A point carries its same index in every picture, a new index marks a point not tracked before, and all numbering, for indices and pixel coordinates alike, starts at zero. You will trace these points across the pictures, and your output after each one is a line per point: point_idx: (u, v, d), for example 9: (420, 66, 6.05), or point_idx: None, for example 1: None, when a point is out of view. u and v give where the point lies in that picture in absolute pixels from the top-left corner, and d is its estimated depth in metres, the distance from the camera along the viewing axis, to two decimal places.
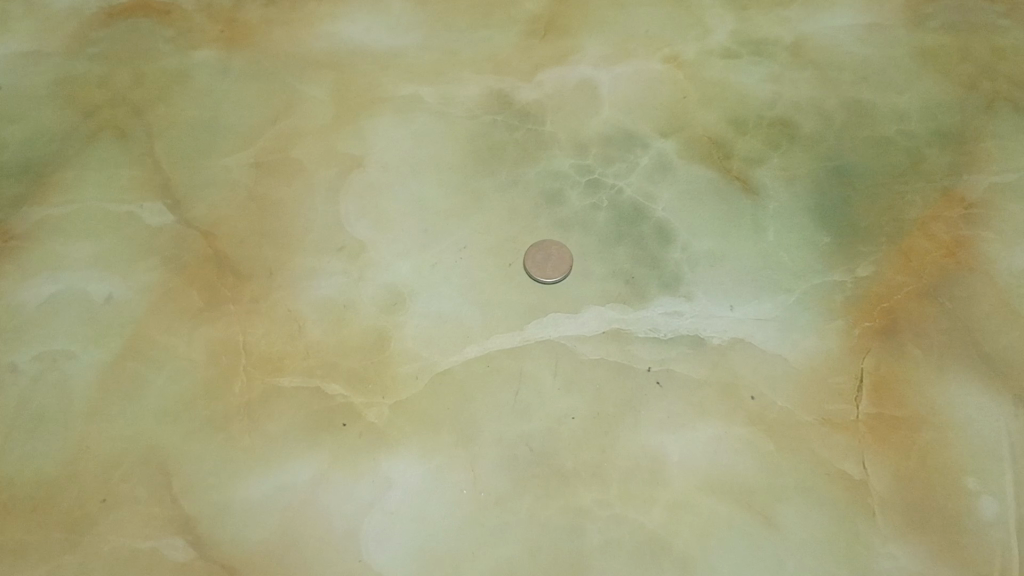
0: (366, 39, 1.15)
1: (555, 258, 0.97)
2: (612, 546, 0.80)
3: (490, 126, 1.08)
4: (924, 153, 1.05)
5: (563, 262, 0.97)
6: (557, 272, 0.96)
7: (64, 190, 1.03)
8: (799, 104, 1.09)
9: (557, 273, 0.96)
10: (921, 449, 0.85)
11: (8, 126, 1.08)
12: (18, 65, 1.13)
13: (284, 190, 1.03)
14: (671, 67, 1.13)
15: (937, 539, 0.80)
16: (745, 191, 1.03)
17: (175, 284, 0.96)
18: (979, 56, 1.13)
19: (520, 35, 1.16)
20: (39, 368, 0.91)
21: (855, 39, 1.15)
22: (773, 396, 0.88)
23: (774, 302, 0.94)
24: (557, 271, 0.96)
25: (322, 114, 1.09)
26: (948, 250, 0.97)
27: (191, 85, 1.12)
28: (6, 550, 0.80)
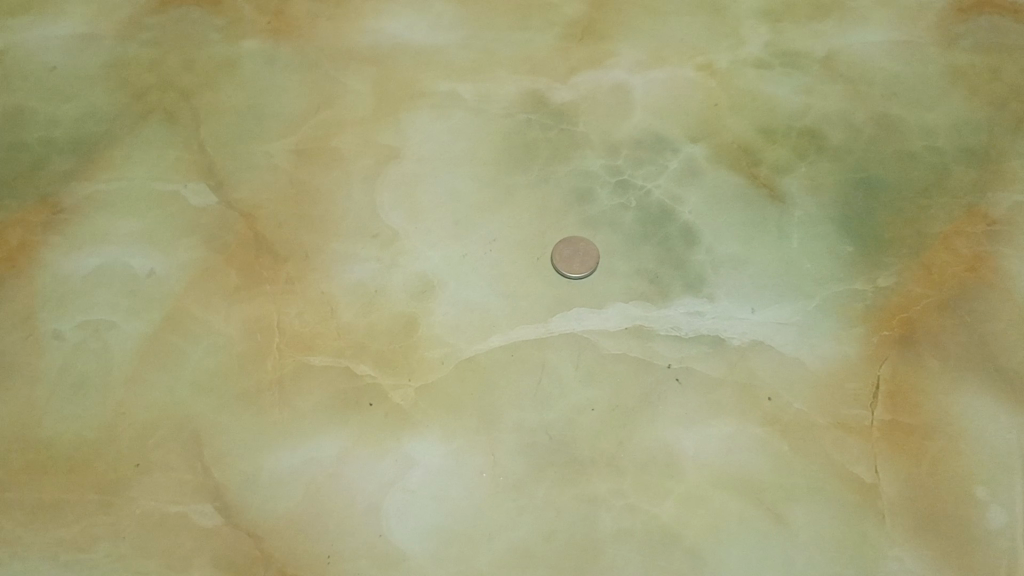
0: (407, 35, 1.18)
1: (581, 254, 1.00)
2: (625, 534, 0.83)
3: (524, 124, 1.10)
4: (950, 168, 1.06)
5: (589, 258, 0.99)
6: (583, 267, 0.98)
7: (112, 168, 1.07)
8: (829, 116, 1.11)
9: (585, 269, 0.98)
10: (932, 456, 0.86)
11: (61, 105, 1.12)
12: (72, 46, 1.17)
13: (322, 177, 1.06)
14: (704, 75, 1.15)
15: (943, 545, 0.82)
16: (771, 198, 1.04)
17: (213, 262, 0.99)
18: (1009, 77, 1.14)
19: (557, 38, 1.18)
20: (81, 336, 0.94)
21: (888, 55, 1.16)
22: (790, 399, 0.90)
23: (795, 307, 0.96)
24: (584, 266, 0.98)
25: (361, 106, 1.12)
26: (969, 265, 0.98)
27: (236, 72, 1.15)
28: (44, 508, 0.84)
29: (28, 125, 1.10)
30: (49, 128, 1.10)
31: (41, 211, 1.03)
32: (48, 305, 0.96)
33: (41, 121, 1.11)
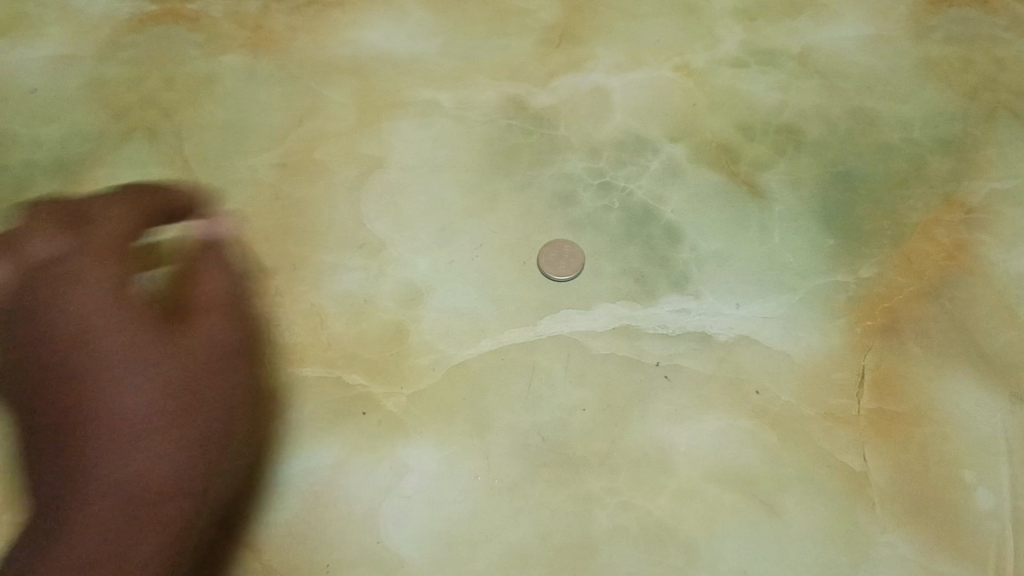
0: (384, 44, 1.06)
1: (568, 256, 0.93)
2: (620, 532, 0.79)
3: (505, 130, 1.00)
4: (926, 159, 0.97)
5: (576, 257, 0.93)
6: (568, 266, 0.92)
7: (90, 185, 0.99)
8: (804, 112, 1.01)
9: (572, 264, 0.92)
10: (920, 442, 0.82)
11: (40, 123, 1.03)
12: (16, 51, 1.07)
13: (304, 190, 0.98)
14: (683, 75, 1.03)
15: (932, 529, 0.78)
16: (752, 193, 0.95)
17: None
18: (983, 63, 1.04)
19: (536, 44, 1.05)
20: None
21: (864, 49, 1.05)
22: (777, 390, 0.85)
23: (778, 300, 0.89)
24: (569, 266, 0.92)
25: (343, 117, 1.02)
26: (950, 253, 0.91)
27: (185, 73, 1.05)
28: None
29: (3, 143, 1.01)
30: (29, 148, 1.01)
31: (19, 232, 0.96)
32: None
33: (18, 141, 1.01)
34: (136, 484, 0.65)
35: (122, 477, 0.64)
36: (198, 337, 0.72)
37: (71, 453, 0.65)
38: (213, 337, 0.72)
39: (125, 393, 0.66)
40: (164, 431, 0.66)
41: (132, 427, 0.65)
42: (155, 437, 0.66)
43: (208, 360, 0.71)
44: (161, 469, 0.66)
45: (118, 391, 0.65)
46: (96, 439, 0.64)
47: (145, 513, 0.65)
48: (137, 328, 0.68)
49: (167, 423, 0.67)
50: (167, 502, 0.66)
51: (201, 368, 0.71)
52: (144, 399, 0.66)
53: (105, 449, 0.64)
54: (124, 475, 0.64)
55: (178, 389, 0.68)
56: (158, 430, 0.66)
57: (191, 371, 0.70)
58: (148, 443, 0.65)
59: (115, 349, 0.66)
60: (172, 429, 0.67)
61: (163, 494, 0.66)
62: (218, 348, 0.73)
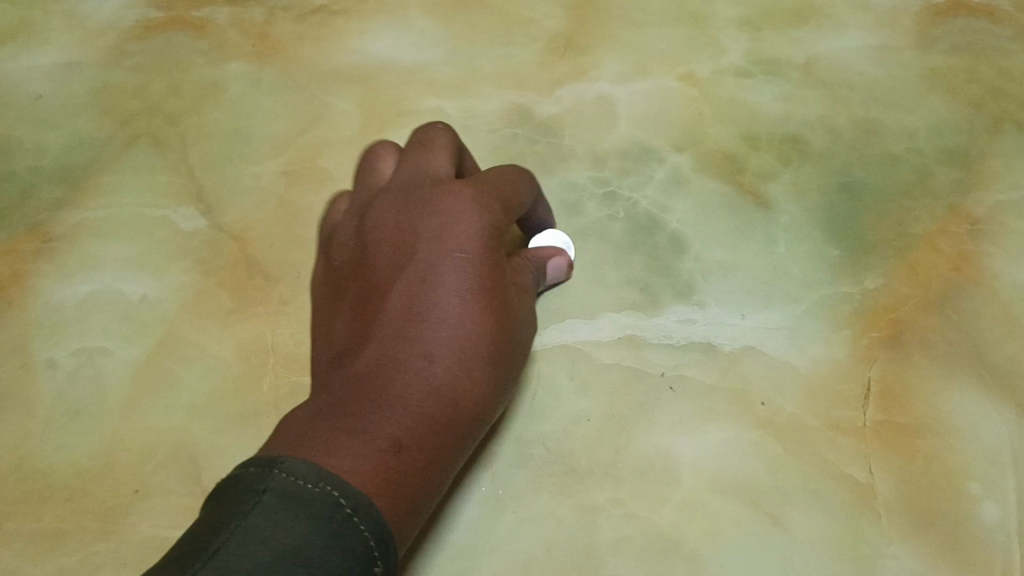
0: (390, 54, 1.06)
1: (558, 266, 0.88)
2: (625, 543, 0.79)
3: (510, 139, 1.00)
4: (932, 170, 0.96)
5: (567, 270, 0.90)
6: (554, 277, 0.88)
7: (100, 194, 0.98)
8: (810, 122, 1.00)
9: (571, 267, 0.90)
10: (926, 454, 0.81)
11: (47, 132, 1.03)
12: (24, 60, 1.08)
13: (312, 198, 0.97)
14: (687, 86, 1.02)
15: (939, 542, 0.78)
16: (757, 205, 0.95)
17: (205, 285, 0.93)
18: (1000, 70, 1.02)
19: (539, 53, 1.05)
20: (76, 363, 0.89)
21: (868, 60, 1.03)
22: (782, 402, 0.84)
23: (784, 310, 0.89)
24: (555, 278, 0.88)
25: (349, 126, 1.02)
26: (955, 263, 0.90)
27: (191, 82, 1.05)
28: (42, 538, 0.80)
29: (12, 154, 1.01)
30: (36, 156, 1.01)
31: (30, 240, 0.95)
32: (42, 333, 0.90)
33: (27, 149, 1.02)
34: (475, 412, 0.71)
35: (472, 403, 0.70)
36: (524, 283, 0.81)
37: (417, 371, 0.69)
38: (533, 287, 0.82)
39: (466, 322, 0.71)
40: (501, 364, 0.74)
41: (478, 359, 0.71)
42: (491, 369, 0.73)
43: (525, 302, 0.80)
44: (488, 397, 0.73)
45: (460, 320, 0.71)
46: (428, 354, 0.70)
47: (470, 435, 0.71)
48: (485, 270, 0.74)
49: (507, 357, 0.75)
50: (480, 425, 0.73)
51: (518, 307, 0.78)
52: (488, 334, 0.72)
53: (448, 378, 0.69)
54: (463, 406, 0.70)
55: (508, 326, 0.75)
56: (496, 361, 0.73)
57: (515, 307, 0.77)
58: (491, 377, 0.73)
59: (477, 281, 0.73)
60: (505, 361, 0.75)
61: (480, 419, 0.73)
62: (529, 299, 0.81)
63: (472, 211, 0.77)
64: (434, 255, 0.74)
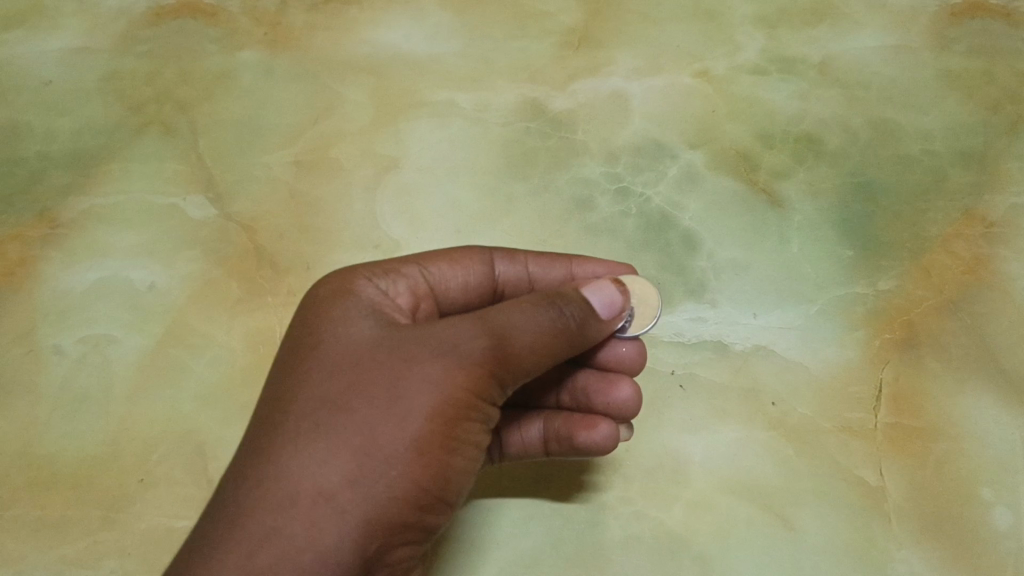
0: (402, 45, 1.05)
1: (591, 294, 0.70)
2: (633, 542, 0.79)
3: (523, 133, 0.99)
4: (947, 173, 0.95)
5: (616, 297, 0.71)
6: (594, 307, 0.70)
7: (109, 181, 0.98)
8: (826, 121, 0.99)
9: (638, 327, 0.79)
10: (937, 458, 0.81)
11: (56, 118, 1.02)
12: (35, 46, 1.07)
13: (323, 188, 0.97)
14: (702, 82, 1.01)
15: (949, 546, 0.77)
16: (772, 204, 0.94)
17: (214, 274, 0.92)
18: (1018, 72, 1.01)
19: (553, 46, 1.04)
20: (83, 350, 0.88)
21: (886, 60, 1.02)
22: (794, 403, 0.84)
23: (797, 311, 0.88)
24: (593, 307, 0.70)
25: (360, 117, 1.01)
26: (969, 267, 0.90)
27: (202, 70, 1.04)
28: (46, 526, 0.79)
29: (22, 139, 1.01)
30: (45, 142, 1.00)
31: (39, 226, 0.95)
32: (48, 319, 0.90)
33: (36, 135, 1.01)
34: (295, 505, 0.58)
35: (289, 496, 0.58)
36: (434, 329, 0.65)
37: (235, 476, 0.61)
38: (461, 323, 0.64)
39: (289, 406, 0.62)
40: (343, 445, 0.59)
41: (296, 443, 0.60)
42: (322, 448, 0.59)
43: (429, 351, 0.63)
44: (318, 489, 0.58)
45: (284, 407, 0.62)
46: (249, 451, 0.61)
47: (292, 538, 0.57)
48: (328, 344, 0.65)
49: (360, 433, 0.60)
50: (330, 525, 0.57)
51: (405, 360, 0.63)
52: (308, 414, 0.61)
53: (256, 476, 0.59)
54: (273, 504, 0.58)
55: (362, 395, 0.61)
56: (333, 439, 0.60)
57: (389, 363, 0.63)
58: (322, 460, 0.59)
59: (313, 360, 0.65)
60: (358, 438, 0.60)
61: (325, 517, 0.57)
62: (444, 345, 0.63)
63: (352, 285, 0.71)
64: (331, 344, 0.65)
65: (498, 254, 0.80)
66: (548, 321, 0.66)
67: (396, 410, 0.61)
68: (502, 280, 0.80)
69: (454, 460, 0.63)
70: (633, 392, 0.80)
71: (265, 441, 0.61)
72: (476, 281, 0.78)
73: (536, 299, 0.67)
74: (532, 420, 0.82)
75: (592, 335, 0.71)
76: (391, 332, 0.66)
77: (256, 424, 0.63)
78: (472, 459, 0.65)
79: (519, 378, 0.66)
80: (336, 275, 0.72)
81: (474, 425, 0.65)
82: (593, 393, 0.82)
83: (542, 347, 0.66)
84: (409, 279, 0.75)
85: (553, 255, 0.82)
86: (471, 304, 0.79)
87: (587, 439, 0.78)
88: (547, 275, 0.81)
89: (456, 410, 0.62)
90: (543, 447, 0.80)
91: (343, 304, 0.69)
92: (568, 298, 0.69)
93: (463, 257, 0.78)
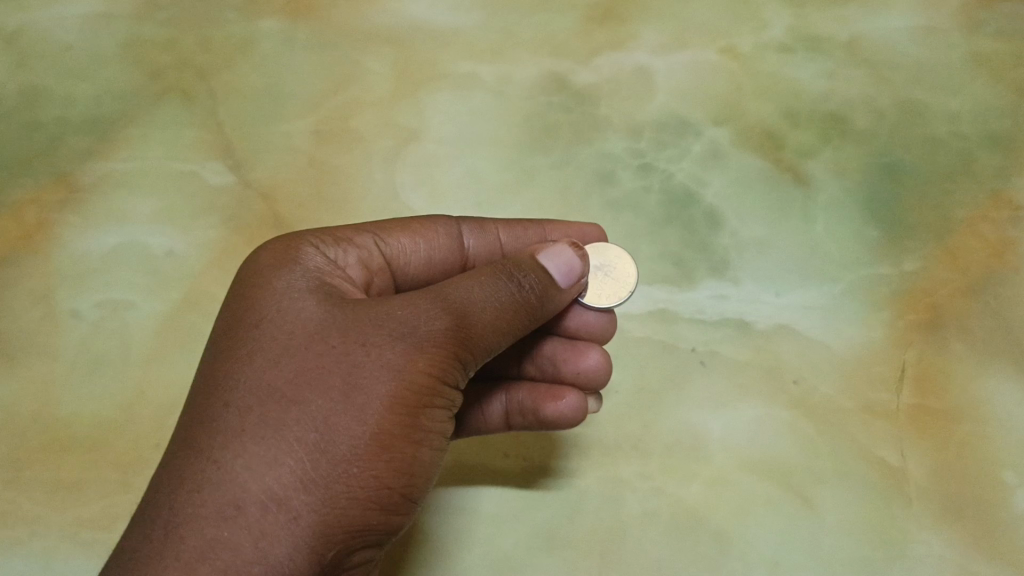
0: (424, 16, 1.04)
1: (549, 261, 0.69)
2: (650, 517, 0.78)
3: (545, 107, 0.98)
4: (975, 155, 0.94)
5: (576, 264, 0.70)
6: (552, 275, 0.69)
7: (128, 147, 0.97)
8: (852, 101, 0.97)
9: (609, 297, 0.78)
10: (959, 441, 0.80)
11: (75, 82, 1.01)
12: (55, 10, 1.06)
13: (342, 158, 0.96)
14: (728, 59, 1.00)
15: (971, 529, 0.76)
16: (796, 183, 0.93)
17: (233, 241, 0.92)
18: None
19: (576, 21, 1.03)
20: (100, 314, 0.88)
21: (915, 40, 1.01)
22: (817, 382, 0.83)
23: (820, 290, 0.87)
24: (552, 275, 0.69)
25: (381, 87, 1.00)
26: (995, 250, 0.88)
27: (222, 36, 1.04)
28: (61, 487, 0.79)
29: (42, 104, 1.00)
30: (64, 106, 1.00)
31: (57, 190, 0.94)
32: (66, 282, 0.89)
33: (55, 99, 1.01)
34: (241, 514, 0.54)
35: (236, 502, 0.54)
36: (389, 308, 0.62)
37: (170, 478, 0.56)
38: (419, 301, 0.62)
39: (232, 396, 0.58)
40: (293, 444, 0.56)
41: (241, 441, 0.56)
42: (268, 448, 0.55)
43: (384, 335, 0.60)
44: (267, 495, 0.54)
45: (224, 398, 0.58)
46: (188, 448, 0.57)
47: (239, 550, 0.53)
48: (273, 325, 0.61)
49: (313, 429, 0.56)
50: (281, 534, 0.53)
51: (358, 344, 0.59)
52: (254, 406, 0.57)
53: (198, 478, 0.55)
54: (218, 510, 0.54)
55: (314, 385, 0.58)
56: (278, 440, 0.56)
57: (341, 348, 0.59)
58: (270, 462, 0.55)
59: (255, 346, 0.60)
60: (311, 435, 0.56)
61: (276, 525, 0.54)
62: (400, 327, 0.61)
63: (298, 255, 0.68)
64: (274, 332, 0.61)
65: (465, 226, 0.80)
66: (506, 294, 0.65)
67: (344, 405, 0.57)
68: (469, 251, 0.80)
69: (417, 452, 0.60)
70: (601, 359, 0.79)
71: (204, 438, 0.57)
72: (440, 255, 0.78)
73: (496, 271, 0.66)
74: (495, 394, 0.81)
75: (553, 304, 0.70)
76: (342, 309, 0.62)
77: (192, 416, 0.59)
78: (436, 448, 0.62)
79: (481, 356, 0.64)
80: (282, 240, 0.70)
81: (435, 413, 0.61)
82: (562, 363, 0.82)
83: (501, 322, 0.64)
84: (363, 249, 0.73)
85: (522, 223, 0.82)
86: (435, 277, 0.79)
87: (552, 412, 0.77)
88: (517, 242, 0.81)
89: (412, 401, 0.59)
90: (505, 421, 0.79)
91: (290, 275, 0.66)
92: (527, 268, 0.68)
93: (425, 230, 0.78)
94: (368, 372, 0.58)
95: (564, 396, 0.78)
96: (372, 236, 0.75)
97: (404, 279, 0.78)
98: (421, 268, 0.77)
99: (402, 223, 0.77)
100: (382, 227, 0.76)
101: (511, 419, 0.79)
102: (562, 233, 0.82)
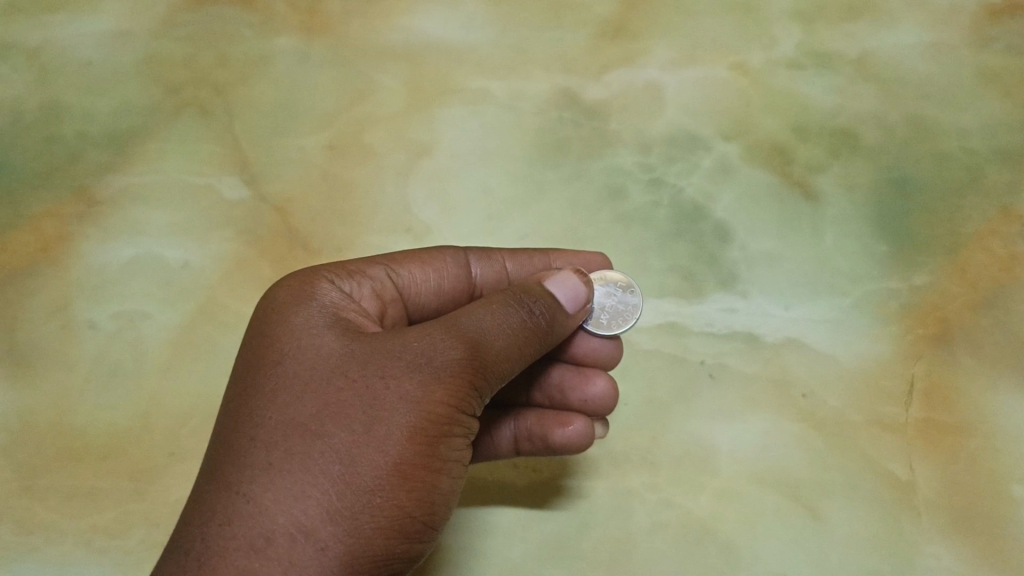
0: (437, 32, 1.05)
1: (557, 288, 0.70)
2: (659, 529, 0.78)
3: (555, 122, 0.99)
4: (984, 170, 0.94)
5: (581, 290, 0.72)
6: (560, 300, 0.70)
7: (146, 161, 0.99)
8: (862, 117, 0.98)
9: (617, 324, 0.79)
10: (968, 455, 0.80)
11: (95, 97, 1.03)
12: (73, 26, 1.08)
13: (355, 172, 0.97)
14: (738, 75, 1.01)
15: (980, 544, 0.76)
16: (806, 197, 0.93)
17: (247, 254, 0.93)
18: None
19: (588, 38, 1.04)
20: (117, 325, 0.89)
21: (925, 56, 1.01)
22: (825, 396, 0.83)
23: (829, 304, 0.87)
24: (559, 301, 0.70)
25: (395, 103, 1.01)
26: (1005, 264, 0.88)
27: (238, 53, 1.05)
28: (76, 496, 0.80)
29: (62, 118, 1.02)
30: (84, 121, 1.02)
31: (75, 203, 0.96)
32: (84, 294, 0.91)
33: (75, 113, 1.02)
34: (270, 546, 0.54)
35: (264, 535, 0.54)
36: (404, 339, 0.62)
37: (200, 515, 0.57)
38: (433, 332, 0.63)
39: (257, 431, 0.59)
40: (318, 477, 0.56)
41: (267, 475, 0.56)
42: (295, 481, 0.56)
43: (402, 365, 0.61)
44: (295, 527, 0.55)
45: (248, 433, 0.59)
46: (216, 484, 0.57)
47: None
48: (294, 360, 0.62)
49: (336, 461, 0.57)
50: (310, 565, 0.54)
51: (377, 376, 0.60)
52: (279, 440, 0.58)
53: (226, 512, 0.56)
54: (247, 543, 0.54)
55: (336, 418, 0.58)
56: (304, 473, 0.56)
57: (361, 381, 0.60)
58: (297, 495, 0.56)
59: (278, 379, 0.61)
60: (335, 467, 0.57)
61: (304, 556, 0.54)
62: (417, 358, 0.61)
63: (314, 289, 0.69)
64: (297, 367, 0.61)
65: (472, 255, 0.80)
66: (518, 321, 0.66)
67: (368, 437, 0.58)
68: (477, 279, 0.80)
69: (437, 481, 0.60)
70: (607, 385, 0.80)
71: (231, 473, 0.57)
72: (449, 283, 0.79)
73: (507, 298, 0.67)
74: (504, 419, 0.81)
75: (561, 329, 0.71)
76: (360, 342, 0.63)
77: (218, 452, 0.59)
78: (456, 475, 0.63)
79: (495, 383, 0.65)
80: (297, 276, 0.70)
81: (454, 442, 0.62)
82: (569, 390, 0.82)
83: (513, 347, 0.65)
84: (375, 280, 0.74)
85: (528, 252, 0.82)
86: (444, 305, 0.80)
87: (561, 438, 0.77)
88: (523, 269, 0.81)
89: (432, 429, 0.60)
90: (515, 447, 0.80)
91: (306, 311, 0.66)
92: (537, 294, 0.69)
93: (434, 258, 0.78)
94: (387, 403, 0.59)
95: (571, 422, 0.78)
96: (384, 267, 0.76)
97: (415, 309, 0.79)
98: (432, 297, 0.78)
99: (412, 253, 0.78)
100: (393, 258, 0.77)
101: (520, 445, 0.80)
102: (568, 261, 0.82)
